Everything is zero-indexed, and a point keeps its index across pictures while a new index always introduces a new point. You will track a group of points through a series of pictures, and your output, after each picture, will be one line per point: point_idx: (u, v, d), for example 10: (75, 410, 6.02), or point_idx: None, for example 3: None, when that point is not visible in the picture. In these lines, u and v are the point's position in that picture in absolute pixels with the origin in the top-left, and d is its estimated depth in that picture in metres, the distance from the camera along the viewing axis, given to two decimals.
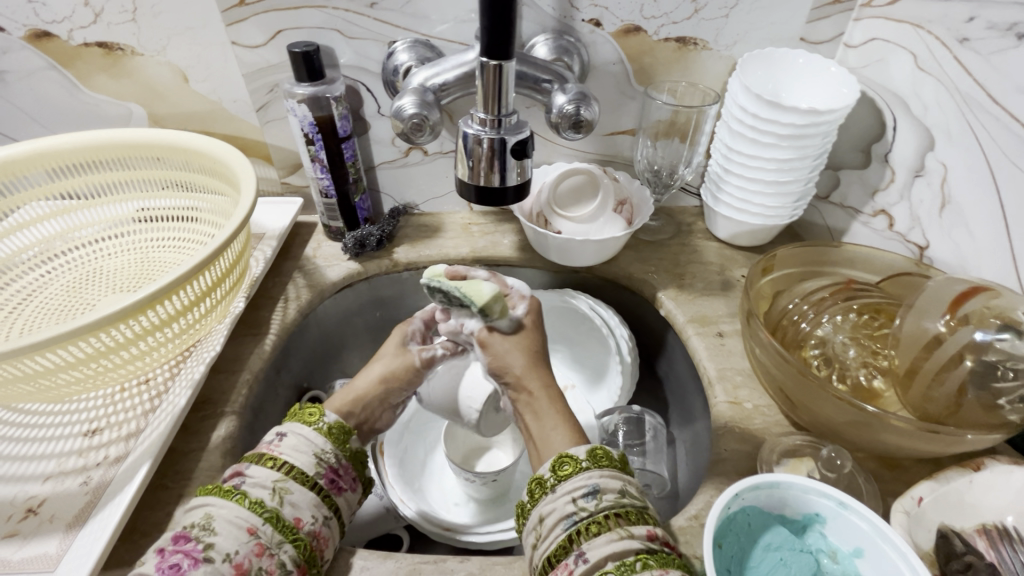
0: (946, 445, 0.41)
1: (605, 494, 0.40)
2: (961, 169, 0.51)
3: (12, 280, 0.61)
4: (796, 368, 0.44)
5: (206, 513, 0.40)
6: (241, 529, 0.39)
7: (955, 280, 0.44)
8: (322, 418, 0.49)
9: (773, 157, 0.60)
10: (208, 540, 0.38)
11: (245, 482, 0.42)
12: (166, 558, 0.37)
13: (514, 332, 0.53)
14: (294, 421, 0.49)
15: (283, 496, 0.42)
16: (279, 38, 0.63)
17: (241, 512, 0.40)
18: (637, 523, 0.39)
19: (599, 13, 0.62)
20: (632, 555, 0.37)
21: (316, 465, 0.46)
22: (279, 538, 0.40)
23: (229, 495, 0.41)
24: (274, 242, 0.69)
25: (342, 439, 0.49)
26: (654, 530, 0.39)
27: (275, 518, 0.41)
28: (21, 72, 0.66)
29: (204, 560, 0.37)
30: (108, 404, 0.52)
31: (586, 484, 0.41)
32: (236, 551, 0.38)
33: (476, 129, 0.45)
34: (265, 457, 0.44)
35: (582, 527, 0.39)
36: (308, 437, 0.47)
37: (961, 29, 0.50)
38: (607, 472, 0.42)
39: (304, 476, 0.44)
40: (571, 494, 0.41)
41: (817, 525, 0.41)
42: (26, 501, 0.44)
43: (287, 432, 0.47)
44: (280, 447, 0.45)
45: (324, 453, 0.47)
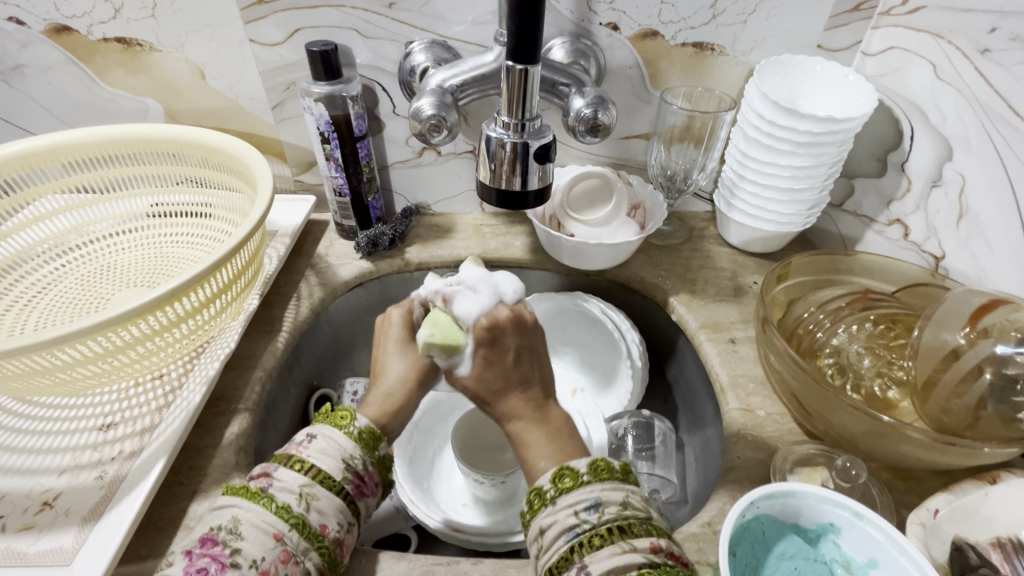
0: (963, 458, 0.41)
1: (608, 506, 0.40)
2: (980, 180, 0.51)
3: (27, 273, 0.62)
4: (812, 377, 0.44)
5: (234, 517, 0.40)
6: (268, 534, 0.39)
7: (976, 292, 0.44)
8: (354, 421, 0.47)
9: (789, 164, 0.60)
10: (235, 545, 0.38)
11: (273, 485, 0.42)
12: (193, 561, 0.37)
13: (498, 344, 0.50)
14: (326, 423, 0.47)
15: (310, 502, 0.42)
16: (297, 36, 0.63)
17: (268, 516, 0.40)
18: (640, 536, 0.39)
19: (617, 17, 0.62)
20: (635, 569, 0.37)
21: (344, 470, 0.45)
22: (305, 545, 0.40)
23: (256, 498, 0.41)
24: (287, 239, 0.69)
25: (372, 443, 0.47)
26: (658, 542, 0.39)
27: (301, 524, 0.41)
28: (39, 66, 0.66)
29: (231, 566, 0.37)
30: (122, 399, 0.52)
31: (588, 497, 0.41)
32: (263, 557, 0.38)
33: (500, 132, 0.45)
34: (293, 459, 0.44)
35: (584, 540, 0.39)
36: (338, 441, 0.46)
37: (983, 40, 0.50)
38: (608, 485, 0.41)
39: (332, 481, 0.43)
40: (573, 507, 0.41)
41: (831, 535, 0.41)
42: (42, 494, 0.44)
43: (318, 434, 0.46)
44: (309, 450, 0.45)
45: (352, 457, 0.46)
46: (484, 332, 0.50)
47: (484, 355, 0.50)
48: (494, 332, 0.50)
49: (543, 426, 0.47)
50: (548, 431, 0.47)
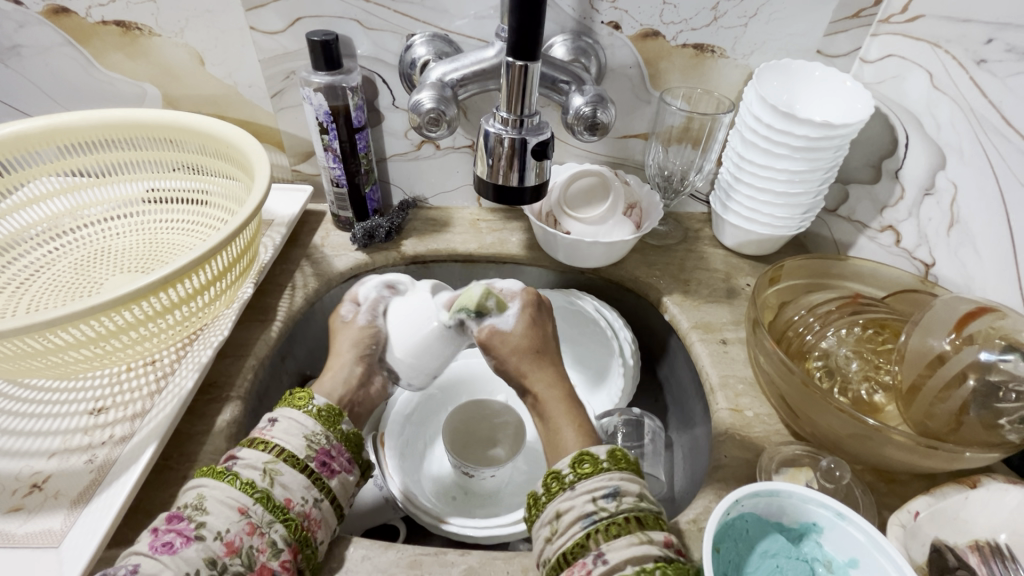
0: (945, 462, 0.41)
1: (625, 496, 0.41)
2: (971, 189, 0.52)
3: (18, 256, 0.61)
4: (800, 379, 0.45)
5: (199, 494, 0.41)
6: (233, 508, 0.40)
7: (963, 300, 0.45)
8: (311, 401, 0.49)
9: (784, 168, 0.61)
10: (200, 518, 0.39)
11: (237, 463, 0.43)
12: (159, 537, 0.38)
13: (534, 318, 0.56)
14: (284, 406, 0.49)
15: (274, 477, 0.43)
16: (299, 25, 0.63)
17: (233, 492, 0.41)
18: (655, 529, 0.40)
19: (619, 16, 0.63)
20: (651, 561, 0.37)
21: (308, 448, 0.46)
22: (271, 517, 0.41)
23: (221, 476, 0.42)
24: (283, 229, 0.69)
25: (334, 420, 0.49)
26: (670, 537, 0.40)
27: (266, 498, 0.41)
28: (37, 47, 0.66)
29: (197, 538, 0.38)
30: (114, 383, 0.52)
31: (606, 485, 0.41)
32: (228, 530, 0.39)
33: (498, 128, 0.45)
34: (257, 441, 0.45)
35: (601, 527, 0.39)
36: (299, 420, 0.47)
37: (979, 50, 0.51)
38: (626, 475, 0.42)
39: (295, 458, 0.44)
40: (592, 494, 0.41)
41: (813, 534, 0.41)
42: (31, 476, 0.44)
43: (278, 417, 0.47)
44: (272, 431, 0.46)
45: (315, 435, 0.47)
46: (532, 298, 0.57)
47: (530, 316, 0.56)
48: (537, 303, 0.57)
49: (573, 405, 0.50)
50: (571, 412, 0.49)
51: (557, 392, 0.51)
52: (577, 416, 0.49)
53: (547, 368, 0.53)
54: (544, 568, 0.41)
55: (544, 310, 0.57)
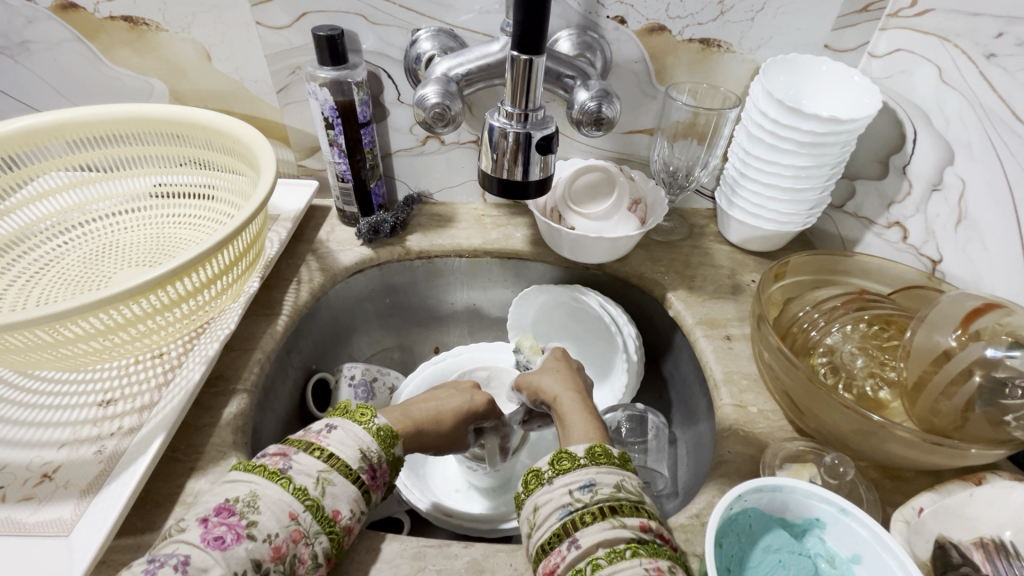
0: (950, 458, 0.41)
1: (601, 488, 0.41)
2: (980, 185, 0.51)
3: (29, 250, 0.62)
4: (805, 374, 0.45)
5: (253, 491, 0.40)
6: (284, 513, 0.40)
7: (970, 296, 0.44)
8: (373, 418, 0.49)
9: (791, 164, 0.60)
10: (252, 517, 0.39)
11: (292, 467, 0.42)
12: (210, 530, 0.37)
13: (558, 365, 0.60)
14: (345, 417, 0.48)
15: (326, 487, 0.42)
16: (304, 20, 0.63)
17: (286, 495, 0.40)
18: (631, 515, 0.40)
19: (625, 11, 0.62)
20: (623, 543, 0.38)
21: (361, 460, 0.45)
22: (318, 527, 0.40)
23: (274, 477, 0.41)
24: (288, 224, 0.69)
25: (389, 442, 0.48)
26: (648, 521, 0.39)
27: (315, 507, 0.41)
28: (46, 42, 0.66)
29: (248, 537, 0.38)
30: (122, 375, 0.52)
31: (582, 478, 0.42)
32: (277, 534, 0.39)
33: (503, 122, 0.45)
34: (313, 446, 0.44)
35: (575, 517, 0.40)
36: (356, 434, 0.47)
37: (989, 44, 0.50)
38: (603, 468, 0.43)
39: (348, 468, 0.44)
40: (568, 486, 0.42)
41: (817, 530, 0.41)
42: (42, 466, 0.45)
43: (338, 426, 0.47)
44: (328, 438, 0.45)
45: (370, 450, 0.46)
46: (560, 353, 0.62)
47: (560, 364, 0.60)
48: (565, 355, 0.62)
49: (590, 409, 0.52)
50: (585, 411, 0.51)
51: (569, 391, 0.55)
52: (588, 416, 0.50)
53: (561, 376, 0.58)
54: (531, 561, 0.41)
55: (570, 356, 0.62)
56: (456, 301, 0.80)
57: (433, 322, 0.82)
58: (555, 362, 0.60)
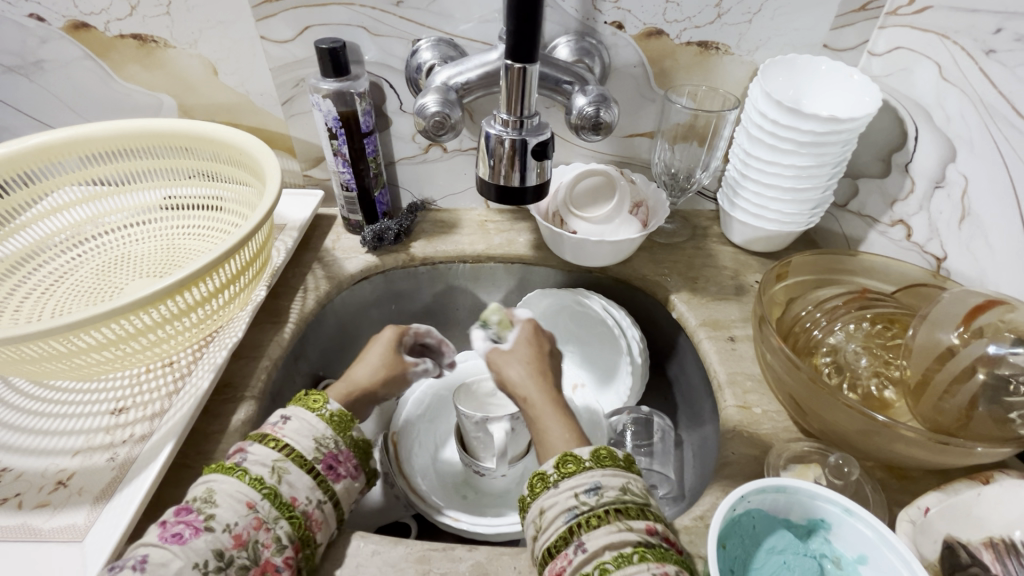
0: (956, 457, 0.41)
1: (607, 491, 0.41)
2: (982, 182, 0.51)
3: (44, 263, 0.64)
4: (808, 375, 0.45)
5: (208, 488, 0.41)
6: (241, 502, 0.40)
7: (972, 293, 0.44)
8: (326, 404, 0.49)
9: (791, 164, 0.60)
10: (209, 510, 0.39)
11: (247, 459, 0.43)
12: (168, 528, 0.38)
13: (525, 347, 0.54)
14: (298, 405, 0.49)
15: (282, 475, 0.43)
16: (307, 34, 0.64)
17: (242, 487, 0.41)
18: (637, 518, 0.40)
19: (622, 16, 0.63)
20: (630, 547, 0.38)
21: (316, 450, 0.46)
22: (277, 513, 0.41)
23: (232, 471, 0.42)
24: (294, 233, 0.70)
25: (345, 426, 0.49)
26: (654, 525, 0.40)
27: (273, 494, 0.42)
28: (59, 62, 0.68)
29: (205, 529, 0.38)
30: (134, 384, 0.54)
31: (588, 481, 0.42)
32: (236, 523, 0.39)
33: (498, 129, 0.45)
34: (268, 438, 0.45)
35: (582, 521, 0.40)
36: (310, 422, 0.47)
37: (988, 40, 0.50)
38: (609, 471, 0.42)
39: (303, 459, 0.45)
40: (573, 490, 0.42)
41: (822, 530, 0.41)
42: (57, 473, 0.46)
43: (291, 415, 0.48)
44: (283, 429, 0.46)
45: (325, 438, 0.47)
46: (531, 329, 0.56)
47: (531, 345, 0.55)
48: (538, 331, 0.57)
49: (565, 412, 0.49)
50: (561, 415, 0.48)
51: (541, 390, 0.51)
52: (565, 422, 0.48)
53: (530, 363, 0.53)
54: (535, 563, 0.41)
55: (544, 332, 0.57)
56: (461, 306, 0.81)
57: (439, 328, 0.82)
58: (525, 343, 0.55)
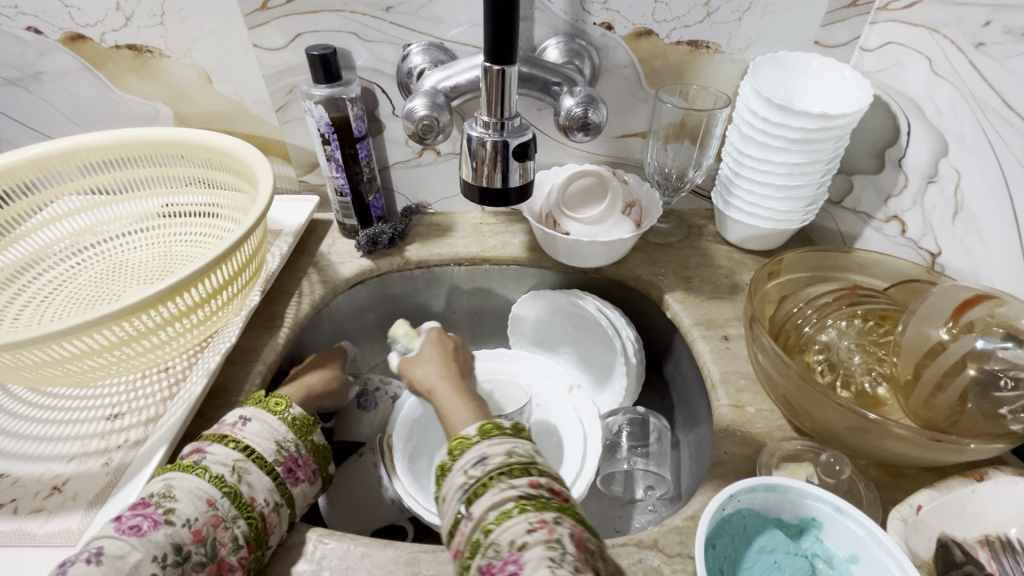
0: (949, 455, 0.40)
1: (491, 459, 0.42)
2: (974, 176, 0.50)
3: (43, 272, 0.65)
4: (798, 373, 0.44)
5: (166, 485, 0.42)
6: (201, 499, 0.41)
7: (961, 288, 0.44)
8: (288, 408, 0.51)
9: (783, 161, 0.60)
10: (168, 505, 0.40)
11: (206, 458, 0.44)
12: (125, 521, 0.39)
13: (429, 347, 0.59)
14: (259, 407, 0.50)
15: (241, 475, 0.44)
16: (299, 41, 0.65)
17: (201, 484, 0.42)
18: (520, 476, 0.41)
19: (611, 17, 0.63)
20: (511, 503, 0.39)
21: (277, 452, 0.47)
22: (235, 512, 0.42)
23: (190, 470, 0.43)
24: (290, 238, 0.71)
25: (306, 431, 0.50)
26: (537, 479, 0.41)
27: (232, 493, 0.43)
28: (57, 73, 0.69)
29: (165, 523, 0.39)
30: (129, 390, 0.54)
31: (475, 455, 0.43)
32: (196, 518, 0.40)
33: (480, 132, 0.46)
34: (227, 438, 0.46)
35: (468, 493, 0.41)
36: (271, 425, 0.48)
37: (977, 34, 0.49)
38: (493, 441, 0.44)
39: (263, 460, 0.46)
40: (463, 467, 0.43)
41: (814, 529, 0.41)
42: (52, 479, 0.46)
43: (252, 417, 0.48)
44: (243, 430, 0.47)
45: (286, 441, 0.48)
46: (435, 333, 0.61)
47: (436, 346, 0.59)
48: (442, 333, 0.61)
49: (467, 397, 0.52)
50: (462, 401, 0.51)
51: (443, 381, 0.54)
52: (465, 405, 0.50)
53: (436, 360, 0.57)
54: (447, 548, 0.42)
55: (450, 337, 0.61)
56: (458, 308, 0.81)
57: None
58: (430, 346, 0.59)
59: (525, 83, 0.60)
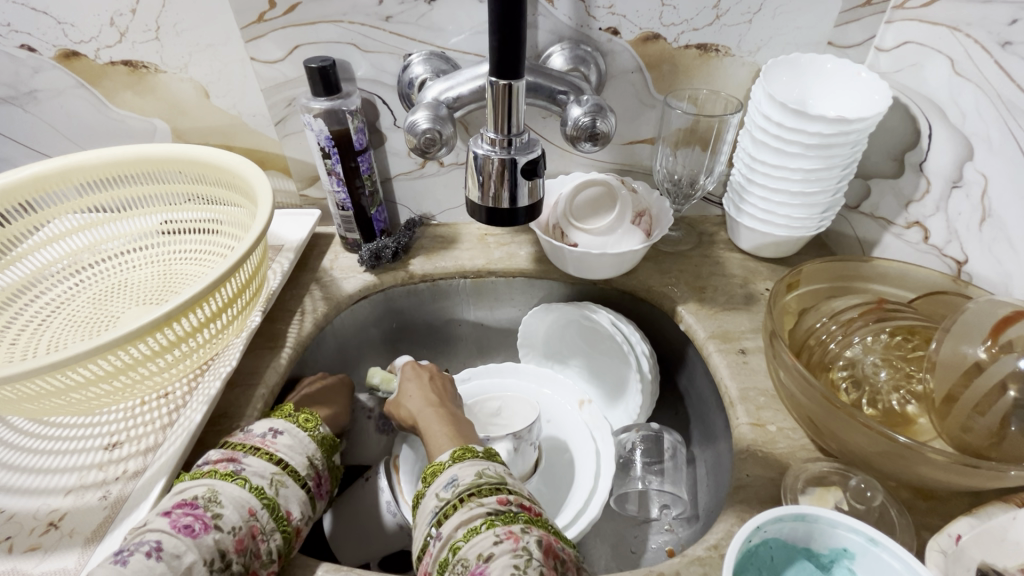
0: (988, 481, 0.38)
1: (462, 481, 0.44)
2: (1002, 181, 0.48)
3: (40, 293, 0.63)
4: (824, 395, 0.42)
5: (211, 488, 0.42)
6: (244, 508, 0.42)
7: (999, 303, 0.41)
8: (319, 426, 0.52)
9: (799, 167, 0.58)
10: (217, 510, 0.40)
11: (245, 469, 0.44)
12: (177, 519, 0.39)
13: (407, 378, 0.61)
14: (290, 421, 0.50)
15: (279, 487, 0.45)
16: (297, 53, 0.63)
17: (244, 493, 0.42)
18: (489, 495, 0.42)
19: (617, 22, 0.61)
20: (480, 519, 0.40)
21: (308, 467, 0.48)
22: (273, 525, 0.43)
23: (231, 478, 0.43)
24: (291, 254, 0.69)
25: (331, 449, 0.52)
26: (507, 496, 0.42)
27: (272, 506, 0.43)
28: (51, 91, 0.68)
29: (214, 528, 0.39)
30: (128, 417, 0.52)
31: (446, 478, 0.45)
32: (240, 527, 0.41)
33: (486, 149, 0.44)
34: (261, 450, 0.46)
35: (439, 515, 0.42)
36: (303, 441, 0.49)
37: (1003, 32, 0.47)
38: (465, 464, 0.45)
39: (298, 474, 0.47)
40: (435, 491, 0.44)
41: (845, 560, 0.38)
42: (48, 514, 0.45)
43: (283, 430, 0.49)
44: (276, 444, 0.47)
45: (315, 457, 0.49)
46: (411, 366, 0.63)
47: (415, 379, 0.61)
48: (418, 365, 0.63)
49: (447, 424, 0.53)
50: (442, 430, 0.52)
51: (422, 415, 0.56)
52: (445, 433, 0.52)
53: (414, 395, 0.59)
54: None
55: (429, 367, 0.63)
56: (464, 321, 0.79)
57: (442, 345, 0.81)
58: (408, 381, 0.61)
59: (530, 93, 0.58)
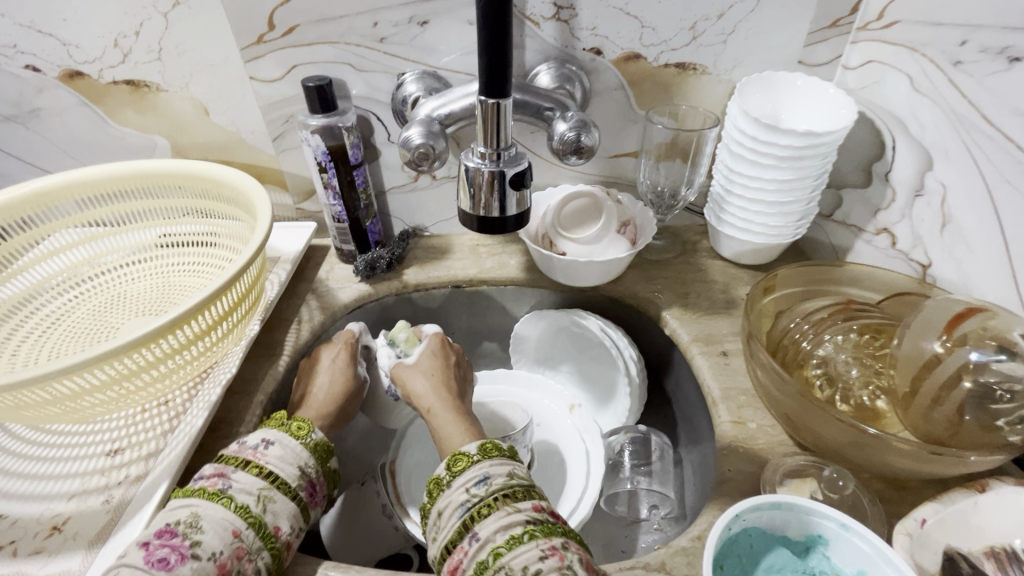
0: (949, 467, 0.41)
1: (494, 479, 0.45)
2: (959, 189, 0.52)
3: (40, 306, 0.65)
4: (797, 390, 0.45)
5: (194, 512, 0.43)
6: (227, 530, 0.42)
7: (954, 301, 0.44)
8: (311, 433, 0.52)
9: (773, 178, 0.61)
10: (196, 537, 0.41)
11: (231, 486, 0.45)
12: (153, 552, 0.40)
13: (429, 360, 0.59)
14: (282, 430, 0.51)
15: (267, 504, 0.45)
16: (295, 72, 0.66)
17: (228, 515, 0.43)
18: (523, 499, 0.44)
19: (600, 42, 0.65)
20: (521, 527, 0.42)
21: (299, 477, 0.49)
22: (260, 544, 0.43)
23: (216, 498, 0.44)
24: (288, 265, 0.71)
25: (325, 456, 0.52)
26: (541, 503, 0.44)
27: (258, 524, 0.44)
28: (54, 109, 0.70)
29: (191, 557, 0.40)
30: (129, 424, 0.54)
31: (477, 474, 0.46)
32: (222, 551, 0.41)
33: (477, 162, 0.46)
34: (250, 464, 0.47)
35: (473, 512, 0.43)
36: (294, 450, 0.50)
37: (955, 52, 0.51)
38: (496, 461, 0.47)
39: (287, 486, 0.47)
40: (465, 485, 0.45)
41: (820, 547, 0.41)
42: (52, 518, 0.46)
43: (274, 441, 0.49)
44: (266, 456, 0.48)
45: (307, 466, 0.50)
46: (437, 342, 0.61)
47: (434, 360, 0.60)
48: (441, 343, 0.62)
49: (466, 416, 0.54)
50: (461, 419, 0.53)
51: (440, 399, 0.55)
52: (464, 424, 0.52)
53: (432, 375, 0.58)
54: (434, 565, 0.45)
55: (451, 348, 0.62)
56: (457, 329, 0.81)
57: None
58: (428, 359, 0.59)
59: (518, 109, 0.61)
